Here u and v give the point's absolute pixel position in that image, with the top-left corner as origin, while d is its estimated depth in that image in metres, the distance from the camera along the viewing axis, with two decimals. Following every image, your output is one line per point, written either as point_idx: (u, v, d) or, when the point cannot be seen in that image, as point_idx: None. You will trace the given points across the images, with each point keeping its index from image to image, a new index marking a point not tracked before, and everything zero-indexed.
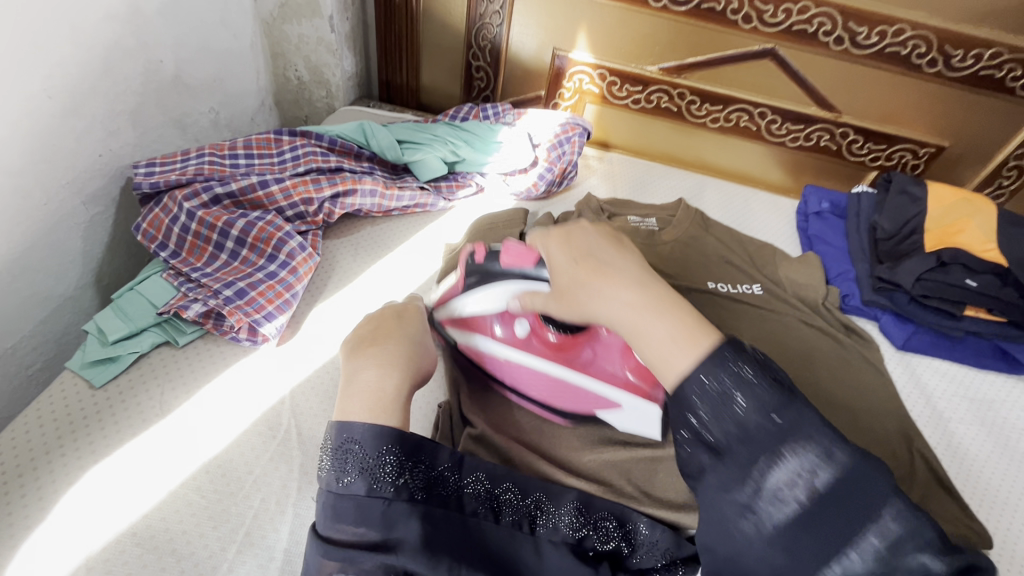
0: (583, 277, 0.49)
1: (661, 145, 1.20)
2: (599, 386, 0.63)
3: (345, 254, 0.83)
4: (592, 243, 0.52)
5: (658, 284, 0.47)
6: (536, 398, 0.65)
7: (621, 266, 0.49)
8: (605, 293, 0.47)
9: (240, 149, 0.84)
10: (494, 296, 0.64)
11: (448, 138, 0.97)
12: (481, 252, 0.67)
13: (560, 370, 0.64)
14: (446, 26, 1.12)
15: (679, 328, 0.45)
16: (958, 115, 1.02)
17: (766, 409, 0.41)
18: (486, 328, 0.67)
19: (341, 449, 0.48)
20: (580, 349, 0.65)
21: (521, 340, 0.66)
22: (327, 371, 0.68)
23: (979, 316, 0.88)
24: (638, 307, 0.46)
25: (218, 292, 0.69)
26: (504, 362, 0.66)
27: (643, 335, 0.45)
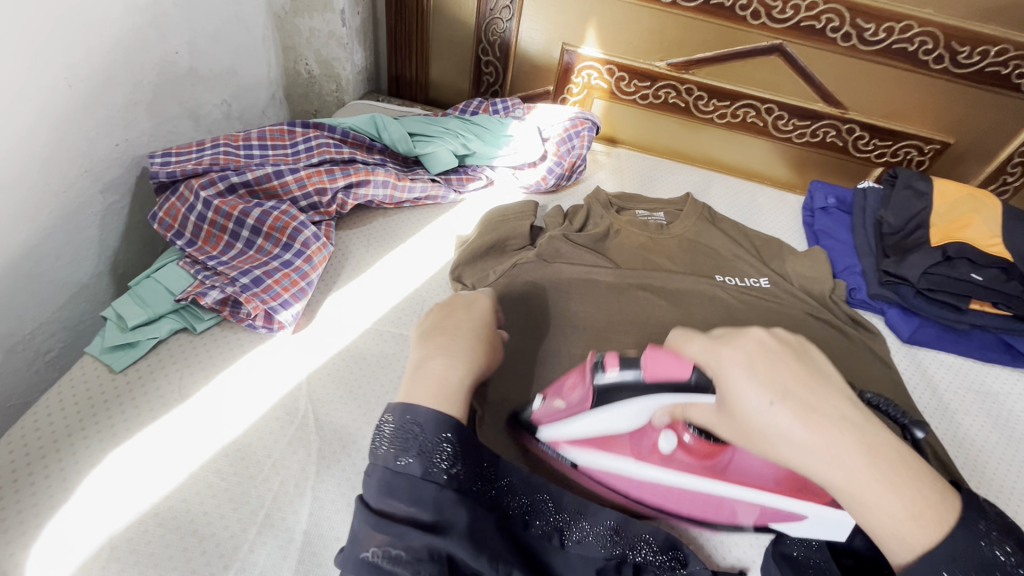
0: (799, 428, 0.39)
1: (668, 141, 1.21)
2: (761, 496, 0.53)
3: (357, 245, 0.84)
4: (793, 377, 0.41)
5: (882, 437, 0.39)
6: (682, 513, 0.59)
7: (830, 412, 0.40)
8: (822, 459, 0.39)
9: (254, 140, 0.85)
10: (623, 413, 0.54)
11: (459, 131, 0.98)
12: (609, 364, 0.53)
13: (704, 481, 0.54)
14: (456, 21, 1.13)
15: (912, 501, 0.38)
16: (963, 112, 1.03)
17: (989, 550, 0.38)
18: (614, 443, 0.58)
19: (405, 429, 0.48)
20: (723, 455, 0.53)
21: (663, 454, 0.55)
22: (343, 359, 0.68)
23: (984, 310, 0.89)
24: (859, 474, 0.38)
25: (235, 279, 0.70)
26: (641, 480, 0.58)
27: (868, 506, 0.39)
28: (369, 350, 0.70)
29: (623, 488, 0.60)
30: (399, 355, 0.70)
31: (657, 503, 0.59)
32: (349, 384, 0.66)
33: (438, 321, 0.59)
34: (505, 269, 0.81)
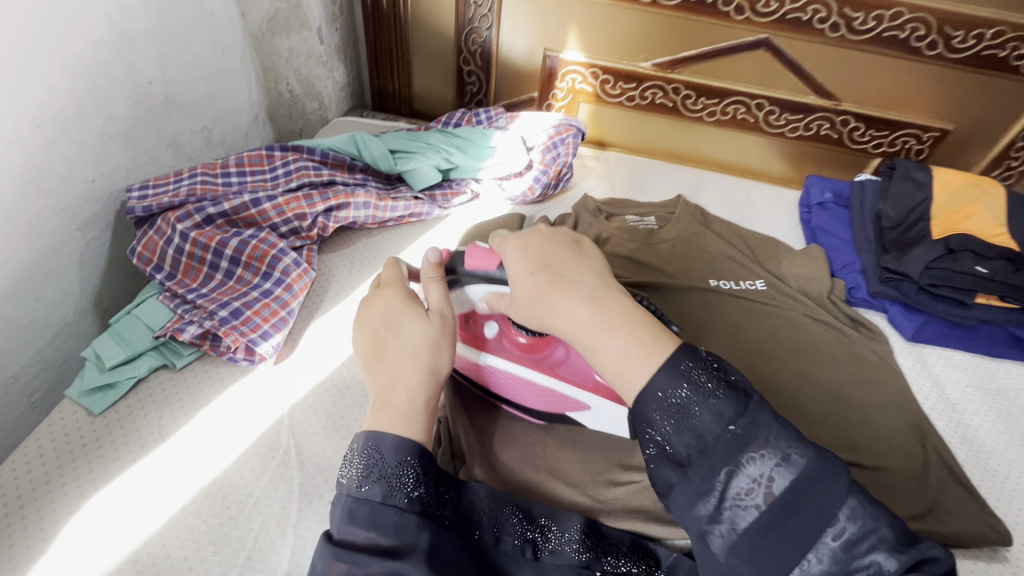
0: (560, 295, 0.50)
1: (658, 142, 1.19)
2: (572, 392, 0.61)
3: (341, 269, 0.83)
4: (550, 251, 0.54)
5: (610, 301, 0.50)
6: (507, 399, 0.66)
7: (580, 278, 0.51)
8: (562, 309, 0.50)
9: (232, 167, 0.84)
10: (465, 300, 0.61)
11: (441, 146, 0.96)
12: (445, 257, 0.60)
13: (528, 373, 0.61)
14: (435, 31, 1.11)
15: (633, 343, 0.48)
16: (962, 97, 0.99)
17: (721, 421, 0.44)
18: (456, 328, 0.64)
19: (361, 455, 0.47)
20: (551, 349, 0.63)
21: (489, 341, 0.64)
22: (326, 389, 0.67)
23: (990, 304, 0.85)
24: (590, 323, 0.49)
25: (213, 312, 0.69)
26: (468, 364, 0.64)
27: (598, 354, 0.48)
28: (352, 377, 0.69)
29: (452, 367, 0.66)
30: None
31: (488, 386, 0.66)
32: (332, 416, 0.65)
33: (386, 322, 0.54)
34: None
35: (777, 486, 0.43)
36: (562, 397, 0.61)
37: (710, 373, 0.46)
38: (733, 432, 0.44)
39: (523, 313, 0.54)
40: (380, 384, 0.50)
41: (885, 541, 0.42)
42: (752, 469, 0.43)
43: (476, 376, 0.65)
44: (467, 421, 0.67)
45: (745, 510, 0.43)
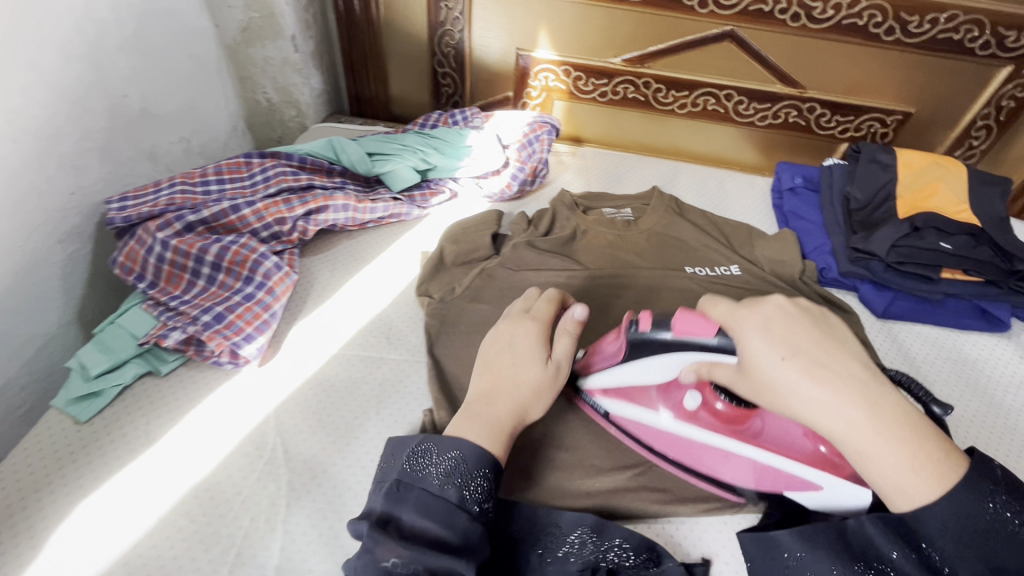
0: (797, 373, 0.45)
1: (633, 136, 1.21)
2: (791, 466, 0.58)
3: (323, 271, 0.84)
4: (802, 338, 0.47)
5: (884, 399, 0.45)
6: (701, 472, 0.62)
7: (831, 365, 0.46)
8: (832, 407, 0.44)
9: (211, 176, 0.85)
10: (656, 367, 0.58)
11: (417, 147, 0.98)
12: (645, 321, 0.57)
13: (731, 445, 0.60)
14: (408, 35, 1.13)
15: (915, 458, 0.44)
16: (921, 80, 1.03)
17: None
18: (644, 395, 0.63)
19: (442, 455, 0.52)
20: (750, 419, 0.60)
21: (690, 413, 0.61)
22: (311, 389, 0.68)
23: (956, 278, 0.88)
24: (865, 430, 0.44)
25: (196, 318, 0.70)
26: (665, 435, 0.63)
27: (872, 459, 0.44)
28: (337, 376, 0.70)
29: (646, 438, 0.64)
30: (367, 378, 0.71)
31: (679, 458, 0.63)
32: (317, 413, 0.66)
33: (505, 347, 0.59)
34: (470, 282, 0.82)
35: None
36: (784, 471, 0.58)
37: (1012, 504, 0.43)
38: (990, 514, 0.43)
39: (751, 391, 0.50)
40: (481, 393, 0.57)
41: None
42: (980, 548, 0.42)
43: (661, 446, 0.64)
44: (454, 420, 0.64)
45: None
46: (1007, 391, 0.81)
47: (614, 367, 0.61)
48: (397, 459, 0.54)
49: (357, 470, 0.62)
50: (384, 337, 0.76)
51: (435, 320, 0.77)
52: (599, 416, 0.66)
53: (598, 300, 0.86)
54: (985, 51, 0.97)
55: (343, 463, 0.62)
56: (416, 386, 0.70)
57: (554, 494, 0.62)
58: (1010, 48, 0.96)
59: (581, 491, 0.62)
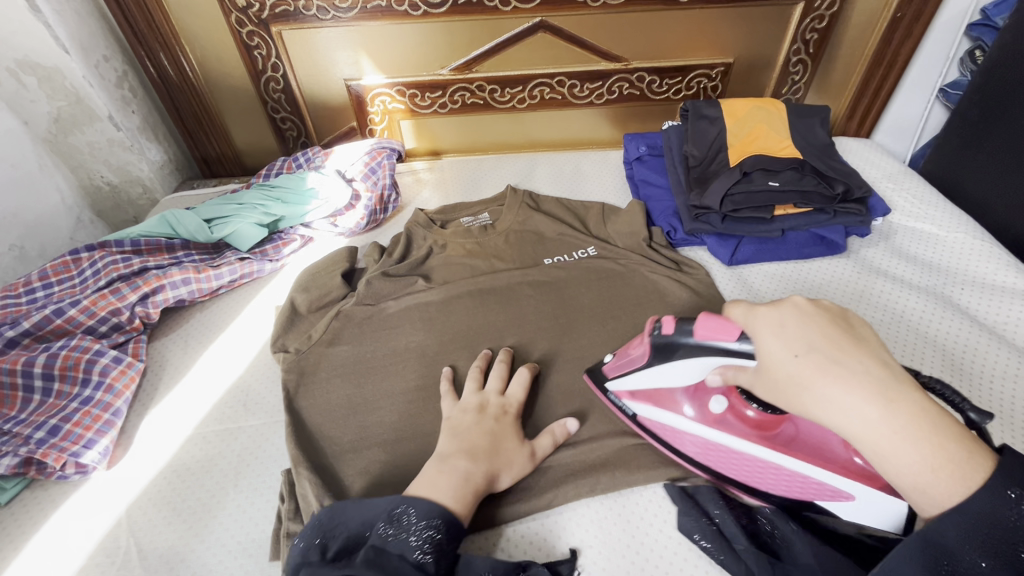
0: (817, 373, 0.43)
1: (488, 138, 1.23)
2: (818, 474, 0.57)
3: (175, 350, 0.82)
4: (811, 336, 0.45)
5: (902, 395, 0.41)
6: (733, 478, 0.63)
7: (846, 366, 0.43)
8: (835, 404, 0.42)
9: (35, 282, 0.82)
10: (680, 370, 0.60)
11: (257, 202, 0.96)
12: (671, 324, 0.59)
13: (766, 453, 0.60)
14: (234, 88, 1.11)
15: (946, 459, 0.39)
16: (731, 30, 1.07)
17: (1013, 521, 0.37)
18: (673, 403, 0.65)
19: (421, 523, 0.53)
20: (782, 425, 0.60)
21: (717, 418, 0.62)
22: (165, 478, 0.67)
23: (788, 213, 0.93)
24: (892, 425, 0.41)
25: (29, 437, 0.67)
26: (698, 441, 0.64)
27: (892, 457, 0.41)
28: (191, 458, 0.69)
29: (677, 445, 0.65)
30: (224, 452, 0.70)
31: (706, 462, 0.64)
32: (172, 503, 0.65)
33: (490, 420, 0.66)
34: (325, 326, 0.81)
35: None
36: (803, 477, 0.58)
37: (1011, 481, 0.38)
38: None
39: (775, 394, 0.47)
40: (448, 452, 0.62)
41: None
42: None
43: (698, 454, 0.64)
44: (310, 478, 0.64)
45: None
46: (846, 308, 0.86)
47: (643, 373, 0.64)
48: (368, 523, 0.54)
49: (218, 550, 0.61)
50: (241, 405, 0.75)
51: (291, 375, 0.76)
52: (626, 417, 0.69)
53: (457, 311, 0.86)
54: None
55: (202, 547, 0.61)
56: (276, 446, 0.70)
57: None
58: None
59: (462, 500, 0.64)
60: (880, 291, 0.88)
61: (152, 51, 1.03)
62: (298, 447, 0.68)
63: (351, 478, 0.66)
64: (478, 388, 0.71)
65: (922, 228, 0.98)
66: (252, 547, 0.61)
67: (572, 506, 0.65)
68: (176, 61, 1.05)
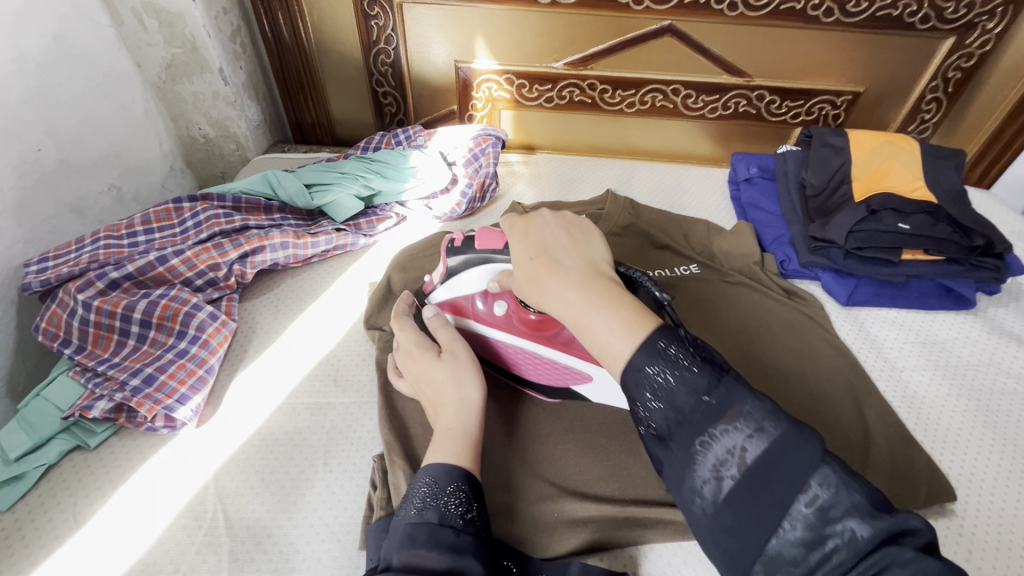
0: (538, 273, 0.47)
1: (586, 139, 1.18)
2: (574, 361, 0.66)
3: (266, 314, 0.80)
4: (555, 240, 0.49)
5: (601, 280, 0.46)
6: (510, 368, 0.69)
7: (564, 262, 0.47)
8: (556, 291, 0.46)
9: (138, 226, 0.80)
10: (472, 278, 0.65)
11: (358, 173, 0.94)
12: (462, 237, 0.65)
13: (537, 348, 0.66)
14: (343, 56, 1.10)
15: (621, 318, 0.43)
16: (867, 58, 1.01)
17: (696, 390, 0.40)
18: (469, 308, 0.68)
19: (416, 484, 0.51)
20: (557, 326, 0.66)
21: (501, 319, 0.67)
22: (254, 447, 0.65)
23: (917, 258, 0.86)
24: (581, 300, 0.44)
25: (125, 383, 0.65)
26: (487, 340, 0.68)
27: (589, 330, 0.44)
28: (281, 429, 0.66)
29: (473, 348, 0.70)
30: (315, 428, 0.67)
31: (492, 353, 0.69)
32: (261, 473, 0.62)
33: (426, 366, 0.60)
34: None
35: (750, 458, 0.38)
36: (564, 366, 0.66)
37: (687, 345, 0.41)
38: (709, 402, 0.40)
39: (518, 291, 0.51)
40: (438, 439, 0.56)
41: (861, 511, 0.35)
42: (725, 438, 0.39)
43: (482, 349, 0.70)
44: (404, 469, 0.60)
45: (716, 487, 0.38)
46: (978, 371, 0.80)
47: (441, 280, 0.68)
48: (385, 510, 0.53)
49: (306, 531, 0.58)
50: (331, 380, 0.72)
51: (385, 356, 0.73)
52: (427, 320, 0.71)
53: None
54: (926, 25, 0.95)
55: (290, 525, 0.58)
56: (367, 431, 0.67)
57: (544, 535, 0.58)
58: (950, 20, 0.94)
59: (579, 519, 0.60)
60: (1010, 357, 0.82)
61: (271, 10, 1.02)
62: (392, 433, 0.64)
63: None
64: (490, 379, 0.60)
65: None
66: (340, 532, 0.58)
67: (677, 543, 0.60)
68: (293, 21, 1.03)
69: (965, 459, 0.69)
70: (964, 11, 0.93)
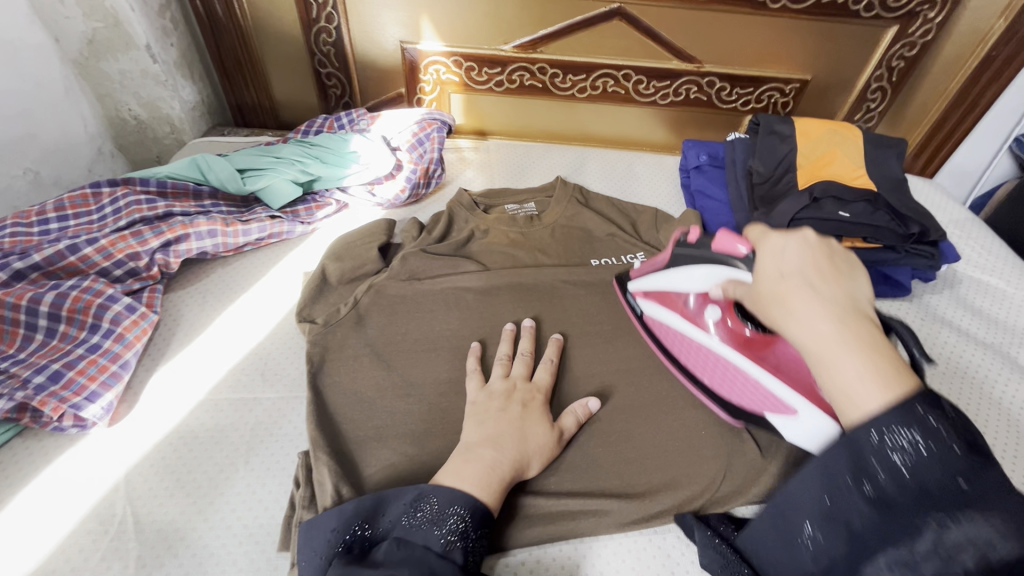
0: (787, 295, 0.44)
1: (539, 125, 1.16)
2: (780, 388, 0.60)
3: (191, 306, 0.76)
4: (805, 263, 0.44)
5: (864, 323, 0.41)
6: (704, 381, 0.68)
7: (823, 293, 0.43)
8: (801, 315, 0.42)
9: (50, 212, 0.75)
10: (691, 275, 0.64)
11: (295, 158, 0.90)
12: (696, 233, 0.66)
13: (740, 360, 0.64)
14: (282, 35, 1.05)
15: (874, 367, 0.39)
16: (814, 46, 1.01)
17: (949, 469, 0.36)
18: (678, 302, 0.69)
19: (447, 508, 0.51)
20: (771, 348, 0.63)
21: (708, 324, 0.67)
22: (171, 445, 0.61)
23: (857, 246, 0.86)
24: (830, 338, 0.41)
25: (27, 380, 0.61)
26: (688, 342, 0.69)
27: (828, 371, 0.41)
28: (201, 426, 0.63)
29: (675, 348, 0.70)
30: (237, 424, 0.64)
31: (687, 364, 0.69)
32: (175, 472, 0.59)
33: (517, 405, 0.61)
34: (355, 300, 0.75)
35: (993, 560, 0.33)
36: (761, 385, 0.62)
37: (949, 420, 0.37)
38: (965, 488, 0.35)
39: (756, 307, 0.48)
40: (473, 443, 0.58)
41: None
42: (970, 532, 0.34)
43: (673, 350, 0.70)
44: (327, 465, 0.58)
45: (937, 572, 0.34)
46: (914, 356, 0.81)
47: (661, 272, 0.70)
48: (393, 513, 0.52)
49: (222, 533, 0.55)
50: (258, 375, 0.69)
51: (315, 349, 0.70)
52: (634, 315, 0.75)
53: (499, 304, 0.79)
54: (870, 13, 0.95)
55: (204, 527, 0.55)
56: (293, 426, 0.64)
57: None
58: (893, 8, 0.95)
59: (511, 512, 0.58)
60: (941, 340, 0.84)
61: None
62: (318, 428, 0.62)
63: (373, 473, 0.60)
64: (504, 372, 0.66)
65: (988, 281, 0.93)
66: (258, 533, 0.56)
67: (608, 534, 0.59)
68: None
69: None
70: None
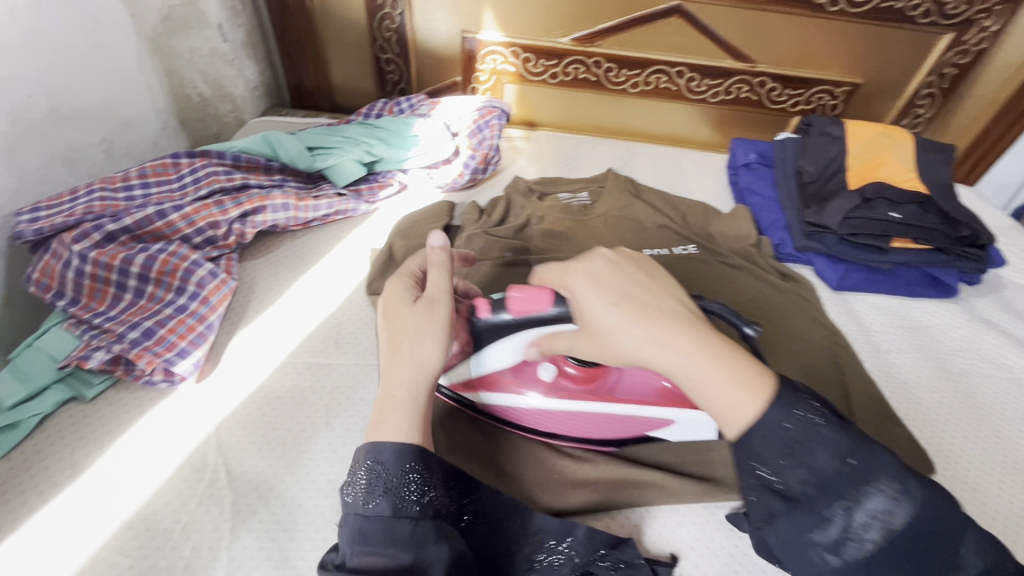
0: (627, 320, 0.45)
1: (589, 119, 1.19)
2: (642, 411, 0.61)
3: (265, 275, 0.79)
4: (630, 283, 0.48)
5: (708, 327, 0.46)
6: (569, 437, 0.64)
7: (663, 307, 0.47)
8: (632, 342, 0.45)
9: (134, 179, 0.78)
10: (505, 350, 0.61)
11: (360, 138, 0.93)
12: (484, 306, 0.59)
13: (589, 405, 0.62)
14: (346, 20, 1.08)
15: (733, 374, 0.44)
16: (867, 51, 1.03)
17: None
18: (498, 379, 0.63)
19: (359, 466, 0.46)
20: (605, 375, 0.63)
21: (549, 384, 0.62)
22: (254, 403, 0.64)
23: (906, 247, 0.89)
24: (694, 350, 0.44)
25: (123, 335, 0.65)
26: (531, 412, 0.63)
27: (704, 389, 0.44)
28: (282, 387, 0.66)
29: (522, 422, 0.64)
30: (316, 387, 0.67)
31: (550, 428, 0.64)
32: (261, 428, 0.62)
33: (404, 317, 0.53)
34: None
35: None
36: (629, 418, 0.62)
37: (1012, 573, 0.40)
38: None
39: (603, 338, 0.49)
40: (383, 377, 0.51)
41: None
42: None
43: (523, 423, 0.64)
44: None
45: None
46: (960, 356, 0.83)
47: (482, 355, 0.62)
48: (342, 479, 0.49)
49: (308, 486, 0.58)
50: (332, 342, 0.72)
51: None
52: (461, 406, 0.65)
53: None
54: (927, 20, 0.97)
55: (292, 480, 0.58)
56: (368, 392, 0.67)
57: (547, 496, 0.60)
58: (949, 15, 0.96)
59: (580, 480, 0.61)
60: (987, 343, 0.85)
61: None
62: None
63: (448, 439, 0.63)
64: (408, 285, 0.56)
65: None
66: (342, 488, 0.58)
67: (672, 506, 0.61)
68: None
69: (939, 437, 0.72)
70: (964, 8, 0.95)
